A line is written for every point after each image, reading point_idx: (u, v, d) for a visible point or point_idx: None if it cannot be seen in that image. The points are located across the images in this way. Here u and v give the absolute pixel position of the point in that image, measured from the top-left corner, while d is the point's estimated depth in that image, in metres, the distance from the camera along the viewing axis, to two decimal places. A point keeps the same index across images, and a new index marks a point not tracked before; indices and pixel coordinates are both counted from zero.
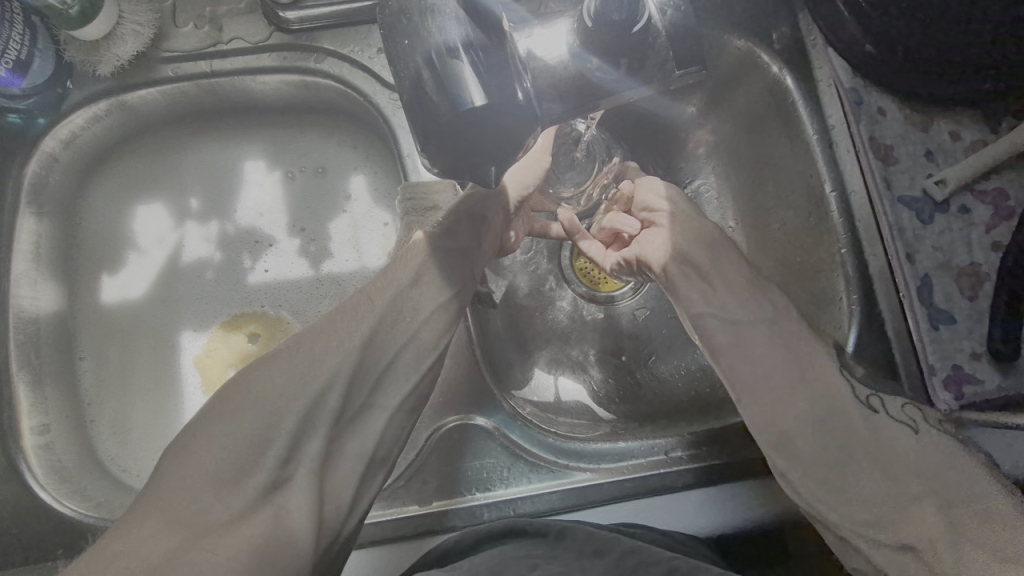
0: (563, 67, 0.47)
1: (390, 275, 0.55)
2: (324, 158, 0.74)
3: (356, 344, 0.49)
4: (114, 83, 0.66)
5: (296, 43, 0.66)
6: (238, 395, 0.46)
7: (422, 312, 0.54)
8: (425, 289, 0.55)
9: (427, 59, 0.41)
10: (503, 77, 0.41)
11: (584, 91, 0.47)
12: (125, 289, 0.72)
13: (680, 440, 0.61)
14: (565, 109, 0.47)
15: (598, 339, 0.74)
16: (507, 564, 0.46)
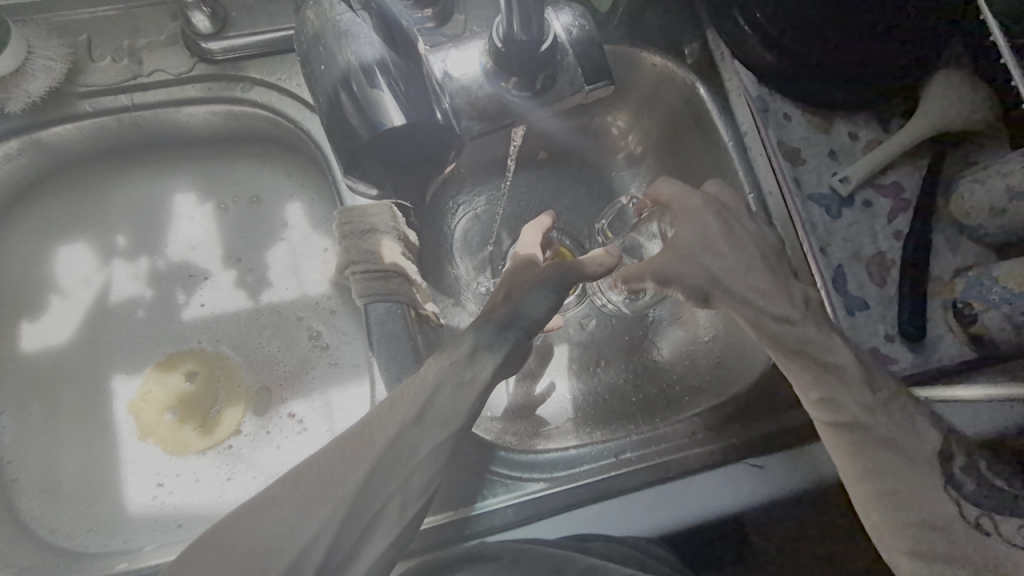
0: (476, 84, 0.51)
1: (396, 408, 0.48)
2: (258, 187, 0.73)
3: (367, 464, 0.45)
4: (28, 120, 0.64)
5: (221, 74, 0.66)
6: (225, 534, 0.43)
7: (426, 409, 0.49)
8: (427, 429, 0.48)
9: (345, 84, 0.42)
10: (418, 95, 0.42)
11: (501, 110, 0.52)
12: (48, 334, 0.68)
13: (628, 442, 0.63)
14: (483, 127, 0.52)
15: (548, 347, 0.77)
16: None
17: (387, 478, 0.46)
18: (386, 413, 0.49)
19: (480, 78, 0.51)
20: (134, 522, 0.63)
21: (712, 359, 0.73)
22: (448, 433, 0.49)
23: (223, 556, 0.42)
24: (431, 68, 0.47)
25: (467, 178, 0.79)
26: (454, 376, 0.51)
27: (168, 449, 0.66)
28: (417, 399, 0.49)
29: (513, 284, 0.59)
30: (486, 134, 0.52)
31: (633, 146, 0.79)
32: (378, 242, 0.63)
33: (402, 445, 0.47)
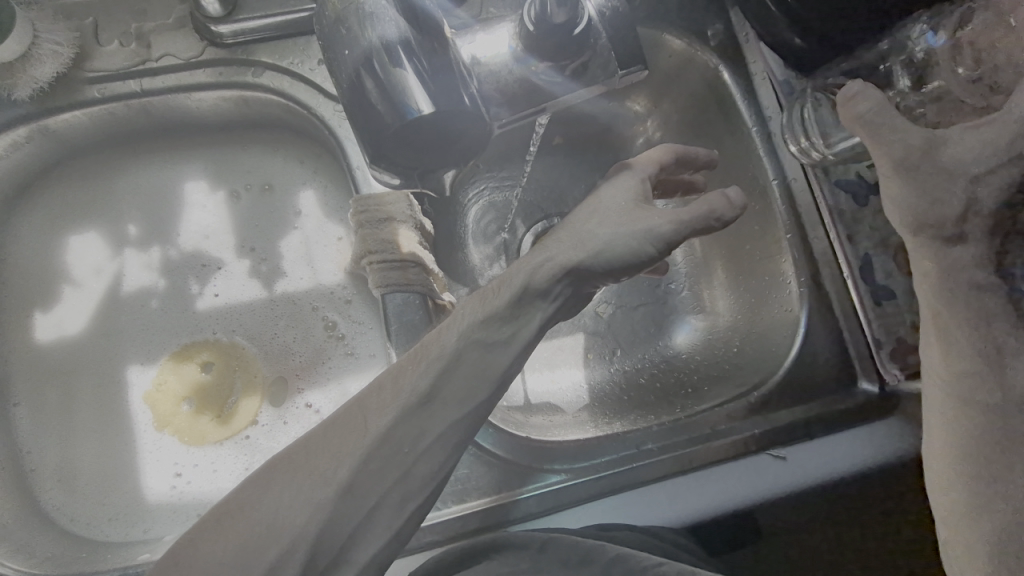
0: (506, 67, 0.49)
1: (464, 316, 0.48)
2: (270, 175, 0.72)
3: (435, 371, 0.45)
4: (35, 107, 0.62)
5: (231, 58, 0.64)
6: (286, 464, 0.43)
7: (503, 315, 0.48)
8: (502, 337, 0.48)
9: (369, 70, 0.41)
10: (446, 80, 0.41)
11: (530, 94, 0.50)
12: (61, 324, 0.67)
13: (650, 432, 0.61)
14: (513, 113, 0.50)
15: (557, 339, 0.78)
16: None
17: (416, 415, 0.44)
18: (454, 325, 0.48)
19: (510, 60, 0.49)
20: (152, 511, 0.63)
21: (730, 348, 0.73)
22: (492, 381, 0.47)
23: (266, 499, 0.41)
24: (458, 51, 0.45)
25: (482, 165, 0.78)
26: (491, 324, 0.47)
27: (186, 440, 0.65)
28: (485, 310, 0.48)
29: (589, 223, 0.51)
30: (516, 119, 0.50)
31: (651, 131, 0.79)
32: (395, 232, 0.62)
33: (473, 355, 0.46)
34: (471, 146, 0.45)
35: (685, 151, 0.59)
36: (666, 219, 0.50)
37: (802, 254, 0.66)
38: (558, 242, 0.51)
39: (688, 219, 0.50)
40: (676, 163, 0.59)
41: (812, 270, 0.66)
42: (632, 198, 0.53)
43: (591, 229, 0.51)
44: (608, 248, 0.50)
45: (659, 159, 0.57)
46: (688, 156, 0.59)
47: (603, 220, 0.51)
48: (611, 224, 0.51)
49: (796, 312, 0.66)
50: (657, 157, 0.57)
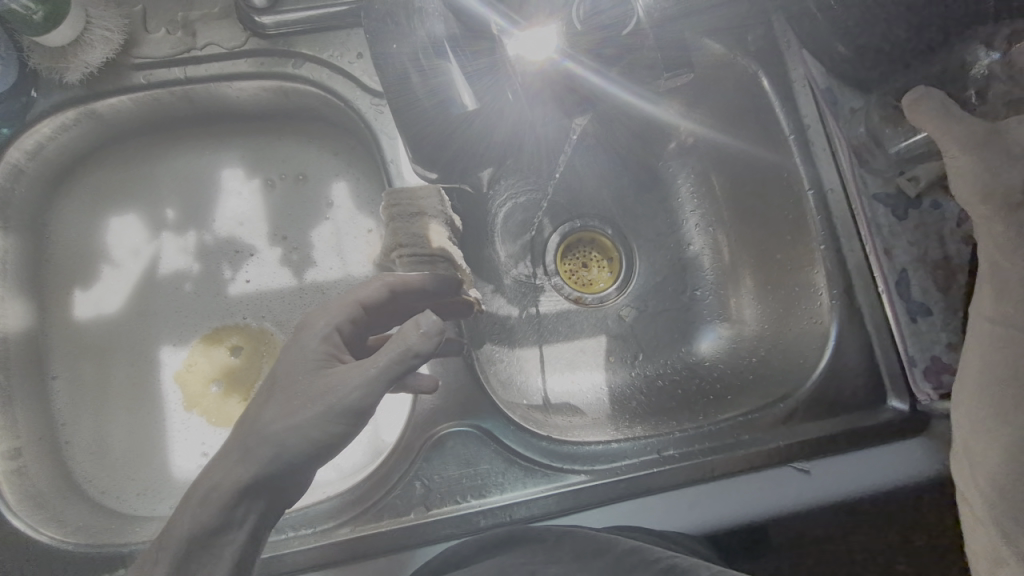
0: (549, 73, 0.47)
1: (299, 359, 0.52)
2: (304, 166, 0.73)
3: (285, 413, 0.49)
4: (83, 91, 0.64)
5: (273, 48, 0.66)
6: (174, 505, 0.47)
7: (311, 373, 0.50)
8: (333, 375, 0.50)
9: (414, 61, 0.44)
10: (485, 79, 0.46)
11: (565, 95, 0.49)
12: (100, 303, 0.69)
13: (673, 439, 0.61)
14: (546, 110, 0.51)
15: (575, 336, 0.81)
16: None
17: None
18: (294, 366, 0.51)
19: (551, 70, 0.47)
20: (179, 489, 0.64)
21: (755, 357, 0.73)
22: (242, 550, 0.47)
23: None
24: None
25: (512, 169, 0.82)
26: (217, 513, 0.46)
27: (213, 421, 0.67)
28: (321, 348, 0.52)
29: (259, 416, 0.49)
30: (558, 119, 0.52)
31: (683, 136, 0.80)
32: (426, 226, 0.63)
33: (318, 390, 0.49)
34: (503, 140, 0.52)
35: (401, 279, 0.56)
36: (356, 386, 0.48)
37: (836, 266, 0.65)
38: (225, 456, 0.48)
39: (379, 379, 0.48)
40: (395, 297, 0.57)
41: (846, 283, 0.65)
42: (312, 371, 0.51)
43: (267, 425, 0.48)
44: (283, 448, 0.48)
45: (348, 306, 0.54)
46: (404, 284, 0.56)
47: (278, 412, 0.49)
48: (281, 420, 0.48)
49: (826, 324, 0.65)
50: (362, 297, 0.55)
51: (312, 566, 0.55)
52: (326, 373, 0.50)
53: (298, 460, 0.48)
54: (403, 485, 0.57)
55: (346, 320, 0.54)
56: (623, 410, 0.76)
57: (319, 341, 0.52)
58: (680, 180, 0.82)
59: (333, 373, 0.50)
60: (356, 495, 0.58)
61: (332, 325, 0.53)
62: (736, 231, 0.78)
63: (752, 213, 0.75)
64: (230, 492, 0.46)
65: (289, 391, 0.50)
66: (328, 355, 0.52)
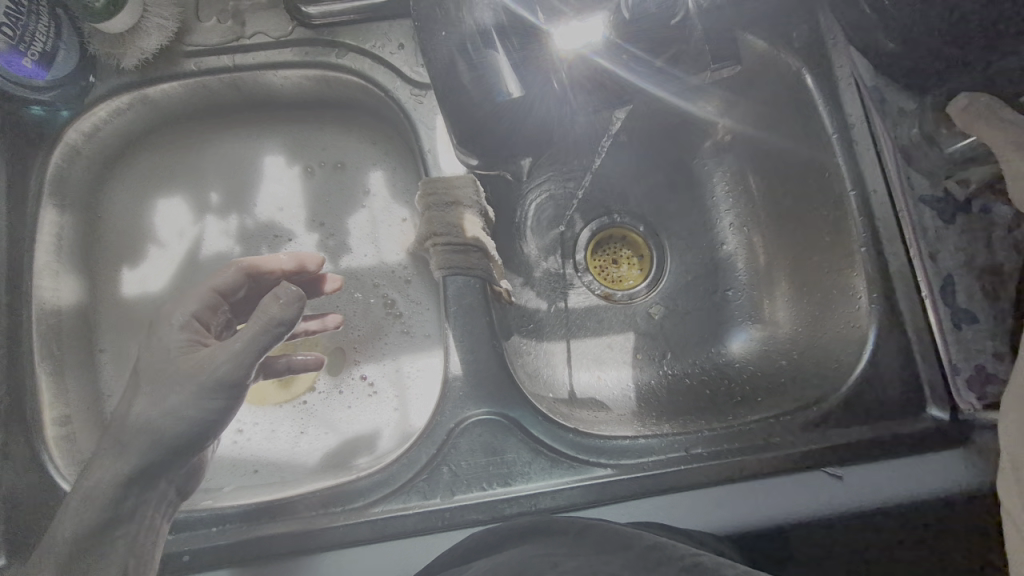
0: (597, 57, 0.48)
1: (158, 350, 0.55)
2: (343, 154, 0.75)
3: (160, 401, 0.52)
4: (138, 77, 0.67)
5: (317, 38, 0.67)
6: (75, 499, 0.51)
7: (171, 361, 0.54)
8: (197, 359, 0.53)
9: (461, 48, 0.44)
10: (535, 65, 0.45)
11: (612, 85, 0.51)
12: (145, 281, 0.71)
13: (701, 437, 0.60)
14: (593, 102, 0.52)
15: (603, 332, 0.81)
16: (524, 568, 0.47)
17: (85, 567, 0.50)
18: (159, 359, 0.55)
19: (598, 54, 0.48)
20: (214, 463, 0.67)
21: (788, 359, 0.72)
22: (134, 540, 0.52)
23: None
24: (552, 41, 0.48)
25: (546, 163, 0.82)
26: (108, 509, 0.51)
27: (248, 399, 0.69)
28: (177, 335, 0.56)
29: (133, 407, 0.53)
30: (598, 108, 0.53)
31: (721, 134, 0.80)
32: (461, 215, 0.63)
33: (188, 372, 0.53)
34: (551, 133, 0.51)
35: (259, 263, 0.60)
36: (224, 360, 0.52)
37: (876, 269, 0.64)
38: (103, 457, 0.52)
39: (247, 353, 0.52)
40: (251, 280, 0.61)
41: (886, 287, 0.63)
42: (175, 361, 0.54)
43: (144, 411, 0.52)
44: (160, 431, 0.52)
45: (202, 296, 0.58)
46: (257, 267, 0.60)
47: (149, 403, 0.53)
48: (153, 410, 0.52)
49: (865, 329, 0.63)
50: (214, 285, 0.58)
51: (341, 545, 0.56)
52: (192, 355, 0.54)
53: (175, 446, 0.53)
54: (431, 469, 0.58)
55: (202, 308, 0.57)
56: (650, 407, 0.76)
57: (180, 330, 0.56)
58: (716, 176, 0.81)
59: (197, 355, 0.53)
60: (383, 477, 0.58)
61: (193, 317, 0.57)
62: (772, 232, 0.77)
63: (789, 213, 0.74)
64: (117, 483, 0.51)
65: (156, 382, 0.53)
66: (191, 341, 0.55)
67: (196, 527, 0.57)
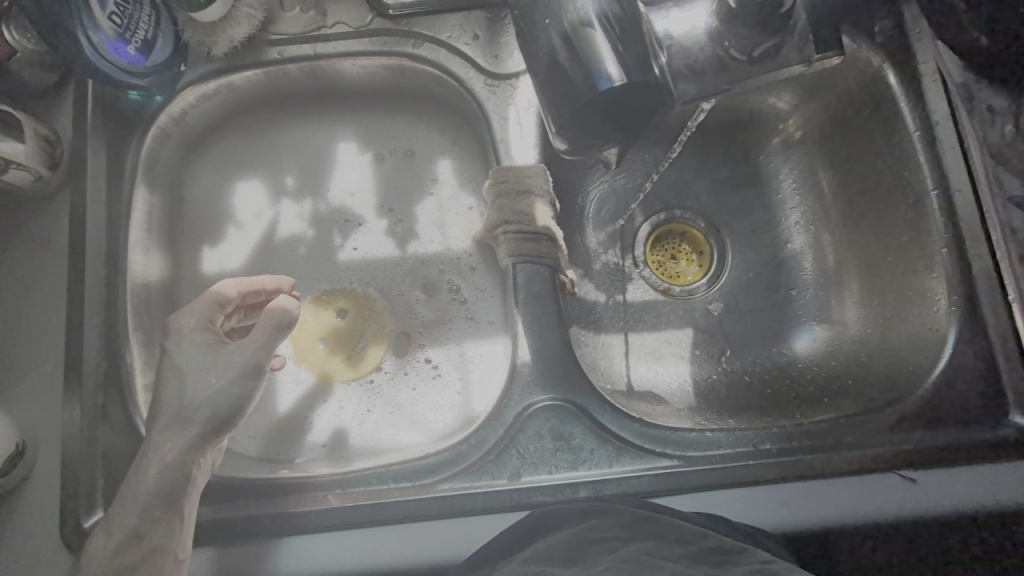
0: (697, 43, 0.53)
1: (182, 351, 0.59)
2: (413, 142, 0.76)
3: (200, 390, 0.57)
4: (225, 63, 0.70)
5: (395, 29, 0.69)
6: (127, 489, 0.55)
7: (199, 358, 0.59)
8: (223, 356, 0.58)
9: (563, 37, 0.45)
10: (637, 49, 0.45)
11: (715, 71, 0.53)
12: (223, 260, 0.75)
13: (769, 433, 0.60)
14: (697, 90, 0.53)
15: (662, 327, 0.81)
16: (575, 552, 0.51)
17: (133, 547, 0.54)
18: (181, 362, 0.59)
19: (696, 40, 0.53)
20: (285, 436, 0.69)
21: (857, 359, 0.71)
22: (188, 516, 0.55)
23: None
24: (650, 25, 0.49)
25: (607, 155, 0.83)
26: (169, 490, 0.55)
27: (318, 376, 0.72)
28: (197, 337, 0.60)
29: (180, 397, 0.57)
30: (700, 96, 0.54)
31: (792, 130, 0.79)
32: (532, 205, 0.65)
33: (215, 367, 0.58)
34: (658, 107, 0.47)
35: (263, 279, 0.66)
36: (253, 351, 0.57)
37: (957, 271, 0.62)
38: (164, 432, 0.56)
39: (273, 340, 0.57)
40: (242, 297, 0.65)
41: (969, 289, 0.61)
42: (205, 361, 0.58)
43: (189, 403, 0.56)
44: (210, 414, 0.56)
45: (207, 305, 0.62)
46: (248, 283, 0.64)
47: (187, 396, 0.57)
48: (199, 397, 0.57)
49: (944, 332, 0.62)
50: (216, 294, 0.62)
51: (411, 517, 0.58)
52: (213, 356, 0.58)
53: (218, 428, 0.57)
54: (499, 451, 0.60)
55: (210, 315, 0.62)
56: (708, 402, 0.76)
57: (196, 335, 0.60)
58: (783, 175, 0.80)
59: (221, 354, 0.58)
60: (451, 456, 0.60)
61: (207, 324, 0.61)
62: (843, 232, 0.75)
63: (862, 211, 0.73)
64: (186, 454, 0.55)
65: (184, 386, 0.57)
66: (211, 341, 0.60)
67: (276, 494, 0.60)
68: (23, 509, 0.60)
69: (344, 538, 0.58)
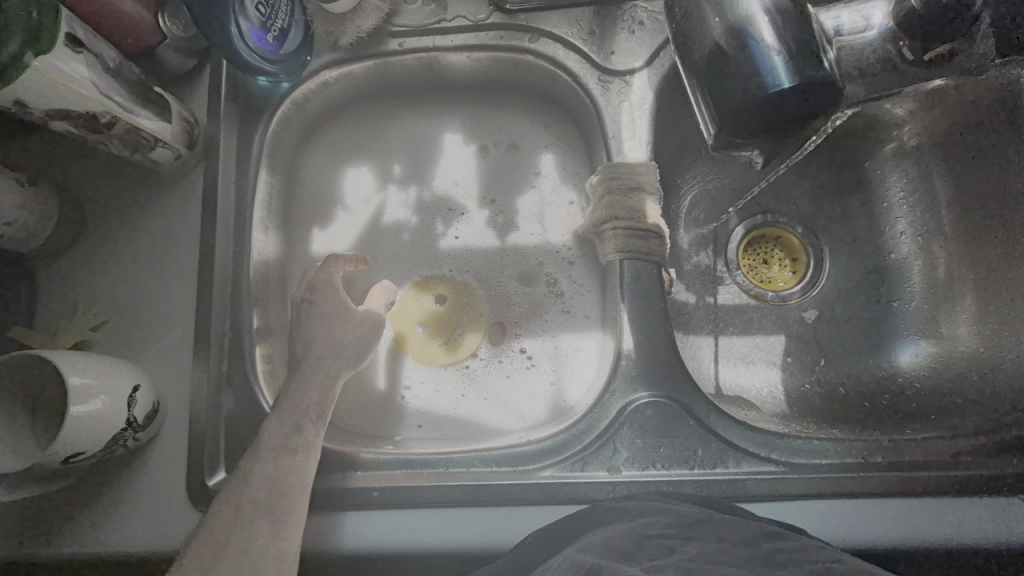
0: (870, 45, 0.51)
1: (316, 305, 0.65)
2: (517, 136, 0.78)
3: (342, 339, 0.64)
4: (348, 53, 0.72)
5: (513, 23, 0.71)
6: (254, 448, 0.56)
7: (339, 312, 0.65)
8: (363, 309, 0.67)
9: (729, 34, 0.47)
10: (807, 44, 0.46)
11: (885, 73, 0.52)
12: (331, 242, 0.78)
13: (879, 445, 0.60)
14: (864, 92, 0.52)
15: (753, 332, 0.80)
16: (639, 547, 0.48)
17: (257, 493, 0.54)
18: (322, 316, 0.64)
19: (870, 43, 0.51)
20: (384, 414, 0.72)
21: (966, 377, 0.68)
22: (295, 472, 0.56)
23: None
24: (819, 22, 0.50)
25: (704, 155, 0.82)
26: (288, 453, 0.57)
27: (417, 359, 0.74)
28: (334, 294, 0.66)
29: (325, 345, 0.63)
30: (868, 99, 0.53)
31: (906, 138, 0.76)
32: (644, 202, 0.66)
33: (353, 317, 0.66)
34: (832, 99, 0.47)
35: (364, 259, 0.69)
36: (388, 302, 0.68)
37: None
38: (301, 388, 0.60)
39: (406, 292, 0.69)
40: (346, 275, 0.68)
41: None
42: (331, 319, 0.64)
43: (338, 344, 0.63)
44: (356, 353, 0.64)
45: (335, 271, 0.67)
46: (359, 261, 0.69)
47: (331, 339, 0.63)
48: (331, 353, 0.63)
49: None
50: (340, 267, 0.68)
51: (515, 502, 0.59)
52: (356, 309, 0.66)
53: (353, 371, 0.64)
54: (600, 443, 0.60)
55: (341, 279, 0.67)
56: (800, 411, 0.75)
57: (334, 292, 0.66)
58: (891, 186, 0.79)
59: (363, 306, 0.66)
60: (552, 444, 0.62)
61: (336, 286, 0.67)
62: (957, 245, 0.72)
63: (980, 222, 0.69)
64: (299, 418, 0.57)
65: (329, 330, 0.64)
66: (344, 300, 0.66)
67: (381, 467, 0.62)
68: (152, 464, 0.64)
69: (445, 516, 0.59)
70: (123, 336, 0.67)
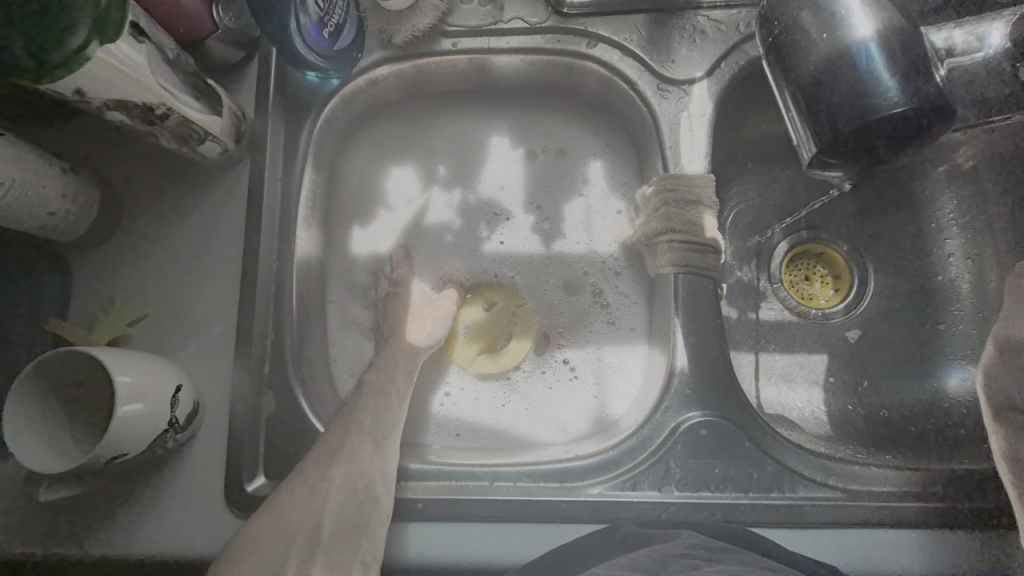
0: (983, 66, 0.52)
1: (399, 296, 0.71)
2: (566, 141, 0.77)
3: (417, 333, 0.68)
4: (400, 52, 0.71)
5: (571, 27, 0.69)
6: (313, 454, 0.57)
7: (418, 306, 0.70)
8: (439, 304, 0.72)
9: (838, 61, 0.51)
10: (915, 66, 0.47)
11: (996, 94, 0.52)
12: (372, 242, 0.76)
13: (935, 475, 0.59)
14: (975, 112, 0.53)
15: (796, 350, 0.79)
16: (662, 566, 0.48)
17: (310, 507, 0.54)
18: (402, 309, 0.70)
19: (984, 63, 0.52)
20: (423, 421, 0.70)
21: None
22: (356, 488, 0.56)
23: None
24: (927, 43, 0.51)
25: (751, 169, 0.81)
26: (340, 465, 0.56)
27: (460, 365, 0.73)
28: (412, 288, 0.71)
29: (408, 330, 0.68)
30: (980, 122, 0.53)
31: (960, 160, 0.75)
32: (701, 215, 0.64)
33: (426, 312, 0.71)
34: (936, 124, 0.50)
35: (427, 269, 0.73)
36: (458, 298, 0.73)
37: None
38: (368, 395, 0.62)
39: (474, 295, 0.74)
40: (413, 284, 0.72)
41: None
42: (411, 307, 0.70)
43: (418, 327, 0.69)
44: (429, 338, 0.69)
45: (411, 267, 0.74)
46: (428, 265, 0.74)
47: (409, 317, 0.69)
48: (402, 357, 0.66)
49: None
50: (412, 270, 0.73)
51: (565, 519, 0.58)
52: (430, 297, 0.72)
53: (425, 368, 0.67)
54: (653, 462, 0.59)
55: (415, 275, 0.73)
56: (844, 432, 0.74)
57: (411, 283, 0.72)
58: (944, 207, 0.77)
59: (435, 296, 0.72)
60: (602, 461, 0.60)
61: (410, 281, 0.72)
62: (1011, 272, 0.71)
63: None
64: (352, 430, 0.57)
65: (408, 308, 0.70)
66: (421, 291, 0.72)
67: (426, 478, 0.61)
68: (188, 466, 0.62)
69: (495, 531, 0.58)
70: (160, 333, 0.66)
